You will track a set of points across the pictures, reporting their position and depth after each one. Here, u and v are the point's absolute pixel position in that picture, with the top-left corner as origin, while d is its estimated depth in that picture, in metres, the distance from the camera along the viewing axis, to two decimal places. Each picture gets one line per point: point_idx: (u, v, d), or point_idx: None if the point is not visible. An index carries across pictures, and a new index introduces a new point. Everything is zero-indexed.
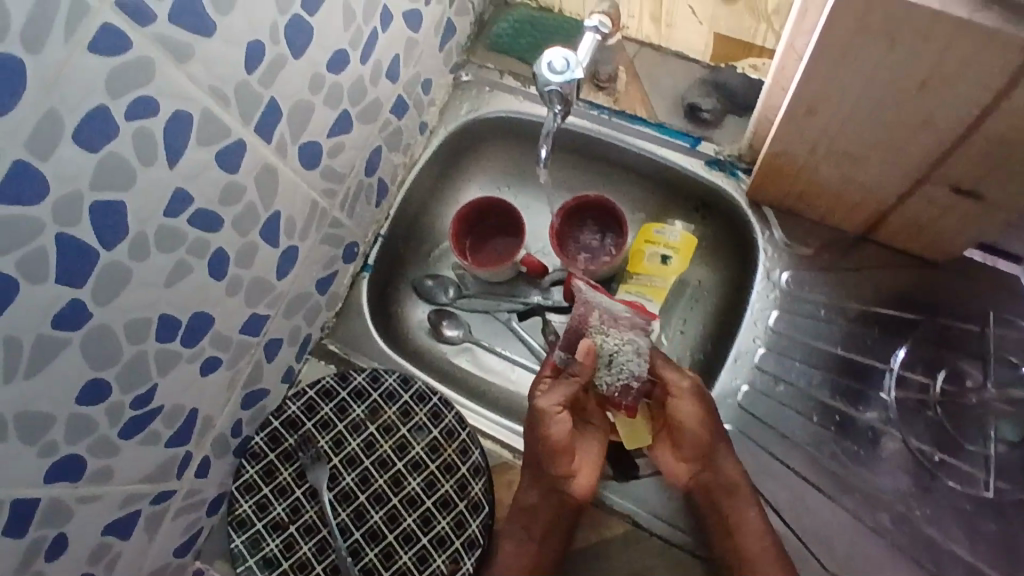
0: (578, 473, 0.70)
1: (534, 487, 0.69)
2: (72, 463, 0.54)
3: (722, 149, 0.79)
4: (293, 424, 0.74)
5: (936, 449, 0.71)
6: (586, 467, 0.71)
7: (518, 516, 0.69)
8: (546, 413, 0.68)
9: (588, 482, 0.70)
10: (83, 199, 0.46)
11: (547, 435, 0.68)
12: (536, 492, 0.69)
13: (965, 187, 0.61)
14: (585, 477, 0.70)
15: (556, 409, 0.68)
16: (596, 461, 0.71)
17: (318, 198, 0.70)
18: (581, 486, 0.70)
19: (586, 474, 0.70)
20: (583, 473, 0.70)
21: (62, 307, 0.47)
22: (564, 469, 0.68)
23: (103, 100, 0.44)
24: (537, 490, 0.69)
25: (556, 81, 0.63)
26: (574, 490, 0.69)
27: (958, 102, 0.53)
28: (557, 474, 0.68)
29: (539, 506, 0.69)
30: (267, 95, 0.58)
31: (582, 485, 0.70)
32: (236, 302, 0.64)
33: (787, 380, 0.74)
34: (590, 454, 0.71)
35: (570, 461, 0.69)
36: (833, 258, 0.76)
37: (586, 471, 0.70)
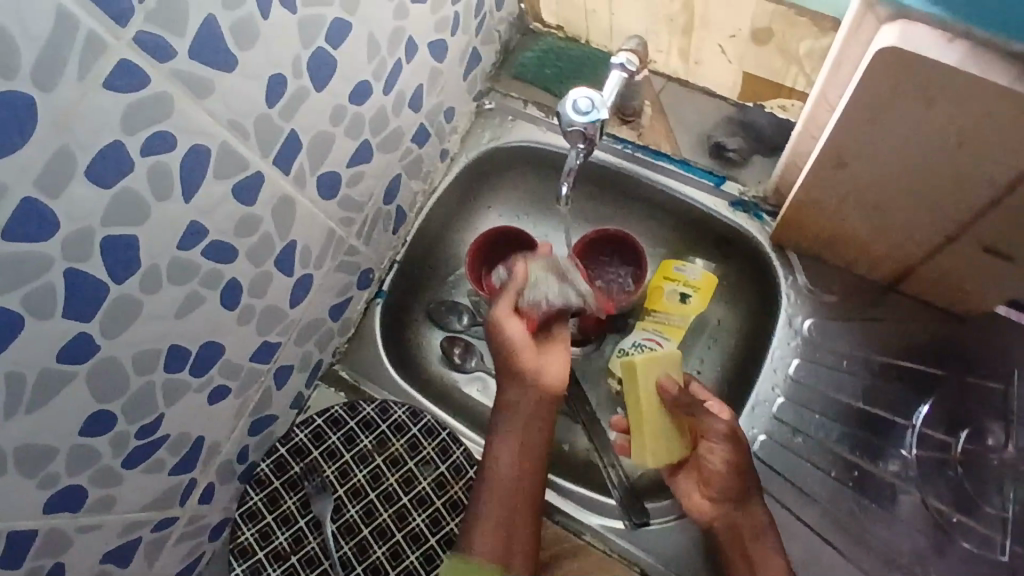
0: (546, 367, 0.73)
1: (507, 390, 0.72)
2: (73, 492, 0.54)
3: (747, 189, 0.77)
4: (300, 451, 0.74)
5: (954, 509, 0.68)
6: (555, 364, 0.73)
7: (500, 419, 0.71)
8: (504, 319, 0.73)
9: (557, 373, 0.73)
10: (95, 235, 0.45)
11: (507, 335, 0.72)
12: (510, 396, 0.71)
13: (997, 248, 0.59)
14: (553, 369, 0.73)
15: (511, 313, 0.73)
16: (563, 357, 0.74)
17: (336, 227, 0.69)
18: (552, 378, 0.72)
19: (555, 365, 0.73)
20: (551, 364, 0.73)
21: (68, 342, 0.47)
22: (529, 364, 0.72)
23: (118, 137, 0.44)
24: (511, 393, 0.72)
25: (580, 122, 0.62)
26: (543, 385, 0.72)
27: (994, 168, 0.51)
28: (524, 372, 0.71)
29: (520, 403, 0.71)
30: (288, 128, 0.57)
31: (551, 376, 0.72)
32: (248, 332, 0.63)
33: (805, 433, 0.72)
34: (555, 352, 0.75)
35: (534, 358, 0.72)
36: (858, 307, 0.74)
37: (553, 364, 0.73)
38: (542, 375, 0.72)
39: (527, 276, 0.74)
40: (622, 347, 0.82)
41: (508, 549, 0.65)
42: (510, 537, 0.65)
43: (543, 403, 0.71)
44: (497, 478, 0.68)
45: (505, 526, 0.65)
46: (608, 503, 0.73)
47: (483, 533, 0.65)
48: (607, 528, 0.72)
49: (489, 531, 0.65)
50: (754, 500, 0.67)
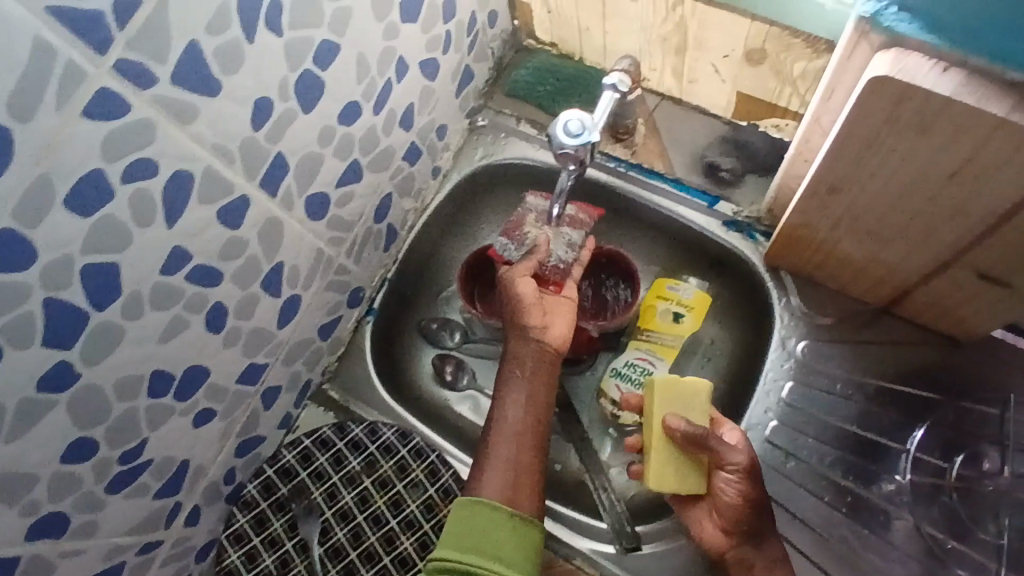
0: (553, 323, 0.69)
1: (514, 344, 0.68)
2: (54, 519, 0.53)
3: (741, 209, 0.77)
4: (288, 473, 0.73)
5: (949, 536, 0.67)
6: (562, 318, 0.69)
7: (507, 367, 0.67)
8: (514, 277, 0.69)
9: (564, 330, 0.69)
10: (75, 264, 0.45)
11: (515, 292, 0.69)
12: (517, 348, 0.68)
13: (993, 275, 0.58)
14: (560, 324, 0.68)
15: (519, 272, 0.70)
16: (570, 311, 0.70)
17: (324, 247, 0.69)
18: (558, 334, 0.68)
19: (563, 319, 0.69)
20: (559, 321, 0.69)
21: (48, 370, 0.46)
22: (536, 319, 0.68)
23: (98, 165, 0.43)
24: (517, 347, 0.68)
25: (571, 145, 0.61)
26: (550, 339, 0.68)
27: (991, 196, 0.51)
28: (531, 325, 0.68)
29: (524, 355, 0.67)
30: (275, 150, 0.57)
31: (557, 332, 0.68)
32: (234, 354, 0.63)
33: (798, 457, 0.71)
34: (562, 306, 0.70)
35: (540, 312, 0.68)
36: (852, 330, 0.73)
37: (560, 318, 0.69)
38: (548, 331, 0.68)
39: (548, 246, 0.71)
40: (615, 367, 0.80)
41: (515, 491, 0.61)
42: (517, 476, 0.62)
43: (550, 357, 0.68)
44: (505, 426, 0.64)
45: (512, 470, 0.62)
46: (599, 527, 0.73)
47: (489, 479, 0.61)
48: (598, 552, 0.71)
49: (496, 476, 0.61)
50: (769, 535, 0.64)
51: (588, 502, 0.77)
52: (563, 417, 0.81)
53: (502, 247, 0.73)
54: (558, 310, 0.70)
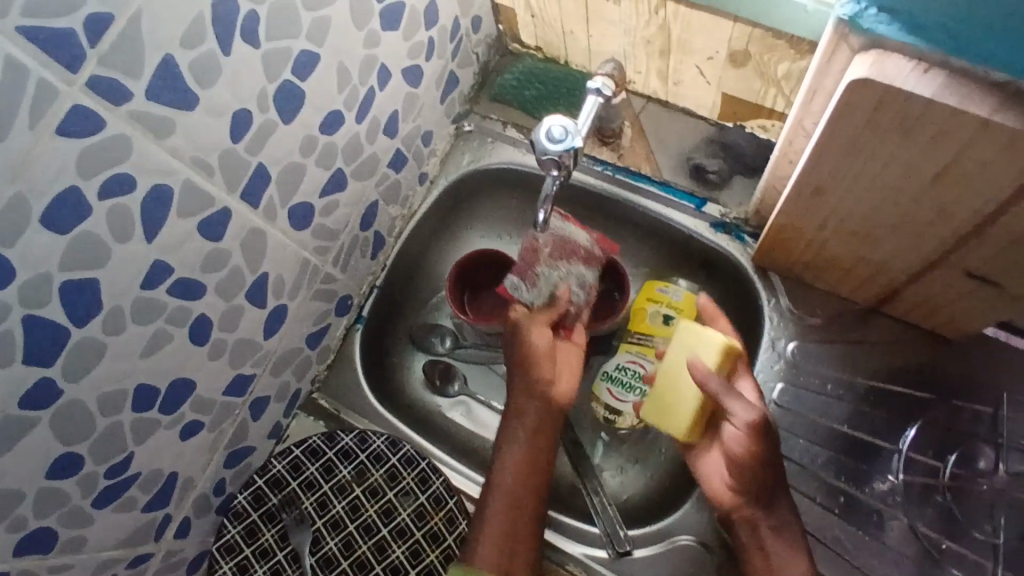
0: (560, 379, 0.72)
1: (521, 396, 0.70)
2: (40, 535, 0.53)
3: (728, 211, 0.77)
4: (278, 483, 0.73)
5: (944, 536, 0.67)
6: (569, 375, 0.73)
7: (512, 421, 0.70)
8: (528, 326, 0.72)
9: (570, 388, 0.72)
10: (53, 281, 0.45)
11: (530, 342, 0.71)
12: (523, 402, 0.70)
13: (981, 274, 0.58)
14: (568, 380, 0.72)
15: (534, 322, 0.73)
16: (576, 367, 0.74)
17: (310, 257, 0.69)
18: (564, 390, 0.72)
19: (569, 375, 0.73)
20: (565, 377, 0.73)
21: (30, 387, 0.46)
22: (546, 373, 0.71)
23: (74, 181, 0.43)
24: (524, 401, 0.70)
25: (554, 150, 0.61)
26: (556, 395, 0.71)
27: (976, 196, 0.50)
28: (540, 379, 0.70)
29: (528, 410, 0.70)
30: (256, 162, 0.57)
31: (564, 389, 0.72)
32: (221, 365, 0.63)
33: (790, 458, 0.71)
34: (570, 361, 0.74)
35: (551, 366, 0.71)
36: (841, 330, 0.73)
37: (567, 374, 0.73)
38: (557, 385, 0.71)
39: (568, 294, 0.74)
40: (606, 369, 0.80)
41: (513, 553, 0.63)
42: (514, 535, 0.63)
43: (554, 411, 0.71)
44: (506, 483, 0.66)
45: (510, 529, 0.63)
46: (592, 532, 0.72)
47: (487, 539, 0.63)
48: (590, 556, 0.71)
49: (493, 536, 0.63)
50: (781, 498, 0.64)
51: (581, 506, 0.77)
52: None
53: (514, 286, 0.73)
54: (566, 364, 0.73)
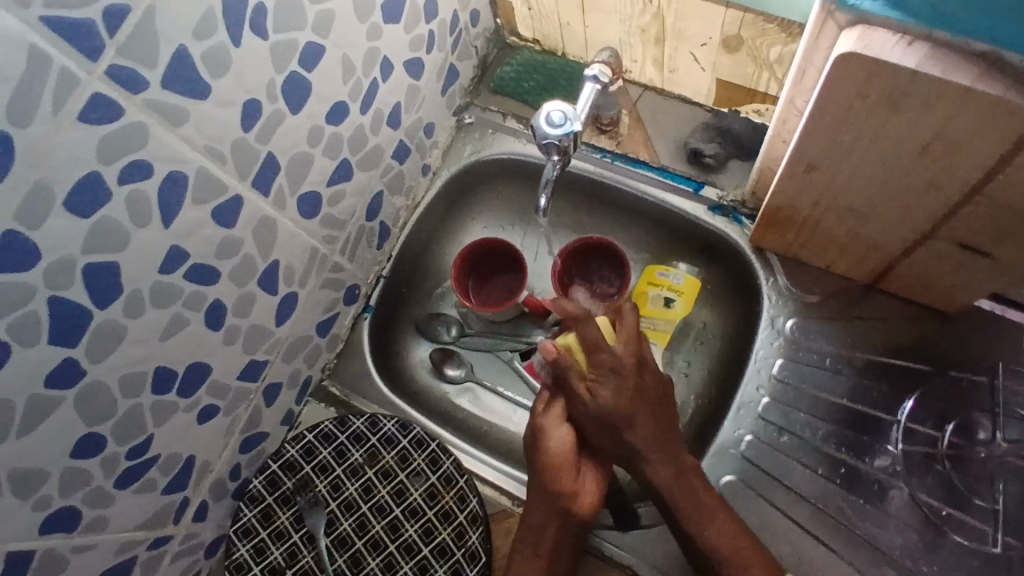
0: (582, 490, 0.69)
1: (538, 502, 0.67)
2: (64, 514, 0.54)
3: (725, 194, 0.78)
4: (292, 467, 0.75)
5: (945, 503, 0.68)
6: (590, 485, 0.70)
7: (524, 534, 0.67)
8: (551, 425, 0.69)
9: (591, 500, 0.69)
10: (76, 264, 0.47)
11: (552, 444, 0.68)
12: (540, 509, 0.67)
13: (972, 245, 0.60)
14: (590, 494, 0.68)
15: (557, 419, 0.69)
16: (597, 475, 0.71)
17: (319, 245, 0.71)
18: (586, 502, 0.68)
19: (590, 486, 0.70)
20: (586, 488, 0.69)
21: (54, 368, 0.48)
22: (569, 485, 0.67)
23: (95, 168, 0.45)
24: (541, 508, 0.67)
25: (554, 135, 0.63)
26: (578, 509, 0.67)
27: (963, 165, 0.52)
28: (563, 491, 0.67)
29: (545, 522, 0.66)
30: (265, 151, 0.59)
31: (586, 500, 0.68)
32: (234, 351, 0.65)
33: (792, 431, 0.73)
34: (592, 466, 0.71)
35: (574, 476, 0.68)
36: (839, 307, 0.74)
37: (589, 484, 0.70)
38: (578, 496, 0.68)
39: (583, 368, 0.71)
40: None
41: None
42: None
43: (572, 527, 0.67)
44: None
45: None
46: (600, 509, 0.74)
47: None
48: (599, 531, 0.72)
49: None
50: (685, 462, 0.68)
51: None
52: None
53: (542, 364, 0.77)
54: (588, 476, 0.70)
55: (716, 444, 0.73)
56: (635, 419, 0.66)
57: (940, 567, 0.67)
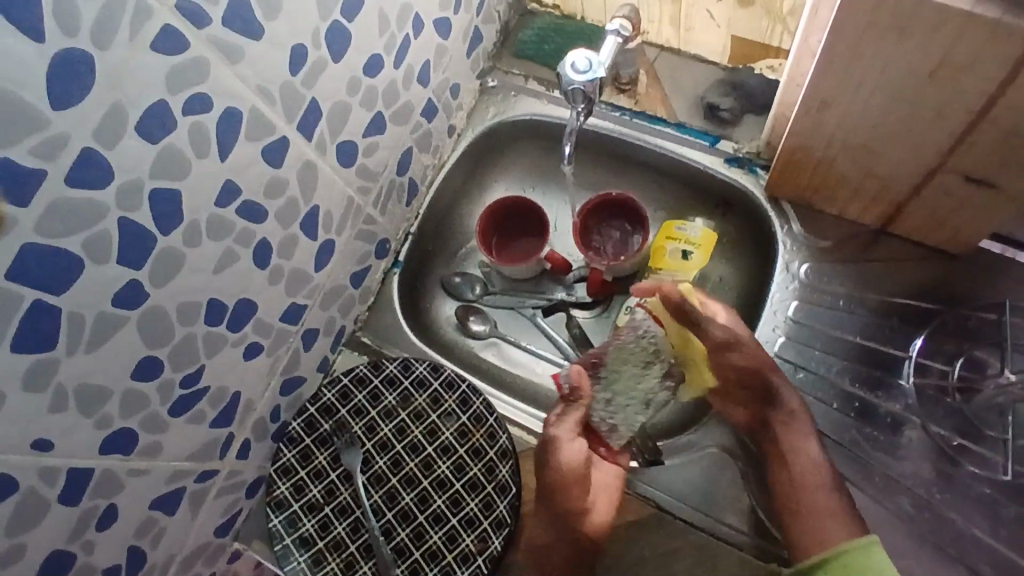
0: (595, 506, 0.71)
1: (551, 522, 0.72)
2: (124, 436, 0.57)
3: (741, 146, 0.82)
4: (328, 410, 0.78)
5: (956, 434, 0.71)
6: (602, 499, 0.72)
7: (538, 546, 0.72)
8: (562, 442, 0.72)
9: (603, 516, 0.71)
10: (143, 187, 0.50)
11: (560, 463, 0.72)
12: (550, 528, 0.72)
13: (977, 175, 0.63)
14: (603, 509, 0.71)
15: (568, 434, 0.73)
16: (613, 487, 0.73)
17: (354, 195, 0.74)
18: (600, 519, 0.71)
19: (604, 500, 0.72)
20: (600, 504, 0.72)
21: (120, 288, 0.51)
22: (578, 504, 0.70)
23: (163, 96, 0.49)
24: (550, 528, 0.72)
25: (579, 81, 0.69)
26: (586, 526, 0.70)
27: (965, 93, 0.55)
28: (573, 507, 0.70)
29: (554, 543, 0.71)
30: (310, 96, 0.62)
31: (598, 518, 0.71)
32: (277, 291, 0.68)
33: (807, 368, 0.76)
34: (608, 479, 0.73)
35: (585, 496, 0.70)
36: (853, 250, 0.78)
37: (603, 502, 0.72)
38: (589, 515, 0.71)
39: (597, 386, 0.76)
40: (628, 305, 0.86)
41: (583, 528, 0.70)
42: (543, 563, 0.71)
43: (584, 541, 0.70)
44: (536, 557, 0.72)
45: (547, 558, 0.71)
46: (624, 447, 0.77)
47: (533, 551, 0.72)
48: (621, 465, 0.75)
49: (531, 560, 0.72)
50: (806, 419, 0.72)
51: None
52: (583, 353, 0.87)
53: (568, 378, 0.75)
54: (602, 491, 0.72)
55: None
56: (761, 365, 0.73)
57: (953, 495, 0.70)
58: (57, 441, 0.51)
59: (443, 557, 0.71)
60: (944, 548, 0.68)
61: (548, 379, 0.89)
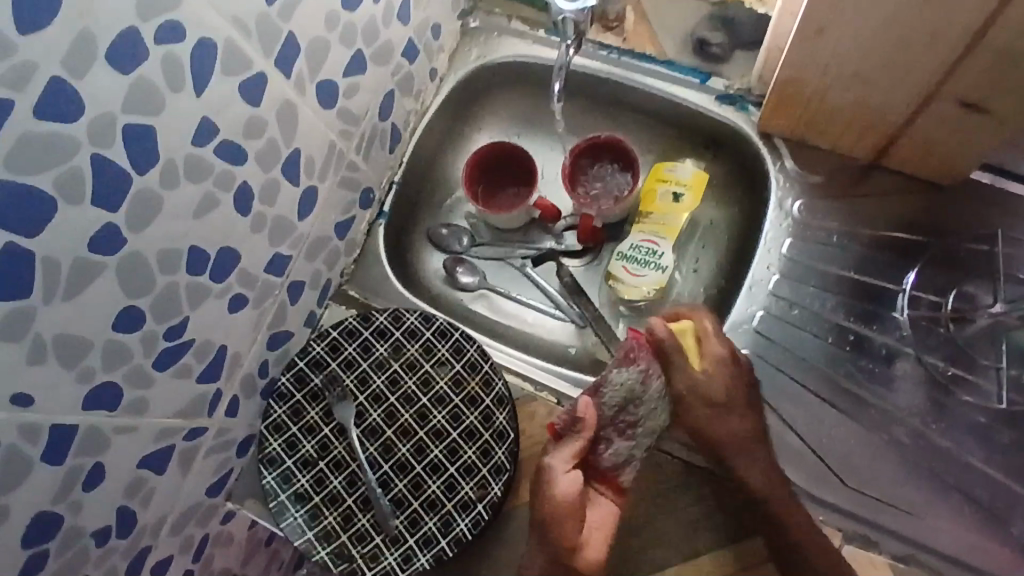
0: (588, 543, 0.62)
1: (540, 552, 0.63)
2: (108, 391, 0.54)
3: (732, 83, 0.81)
4: (319, 364, 0.76)
5: (949, 364, 0.72)
6: (596, 538, 0.63)
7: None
8: (558, 472, 0.62)
9: (598, 552, 0.63)
10: (115, 123, 0.47)
11: (556, 495, 0.61)
12: (541, 557, 0.62)
13: (974, 102, 0.62)
14: (595, 548, 0.62)
15: (566, 465, 0.63)
16: (608, 529, 0.64)
17: (336, 139, 0.71)
18: (591, 558, 0.62)
19: (597, 541, 0.63)
20: (594, 542, 0.63)
21: (96, 232, 0.48)
22: (571, 540, 0.61)
23: (132, 24, 0.46)
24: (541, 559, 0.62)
25: (569, 10, 0.70)
26: (579, 561, 0.62)
27: (964, 14, 0.54)
28: (563, 541, 0.61)
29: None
30: (287, 28, 0.58)
31: (592, 554, 0.62)
32: (262, 240, 0.65)
33: (801, 305, 0.76)
34: (603, 520, 0.64)
35: (578, 535, 0.61)
36: (846, 185, 0.77)
37: (598, 536, 0.63)
38: (581, 549, 0.62)
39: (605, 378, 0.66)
40: (622, 250, 0.84)
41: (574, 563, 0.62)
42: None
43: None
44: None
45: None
46: None
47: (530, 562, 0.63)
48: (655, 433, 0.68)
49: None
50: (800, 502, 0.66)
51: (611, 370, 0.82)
52: (576, 300, 0.86)
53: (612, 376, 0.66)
54: (594, 530, 0.63)
55: (730, 321, 0.76)
56: (732, 412, 0.68)
57: (946, 424, 0.71)
58: (38, 396, 0.48)
59: (443, 506, 0.70)
60: (941, 476, 0.69)
61: (541, 329, 0.87)
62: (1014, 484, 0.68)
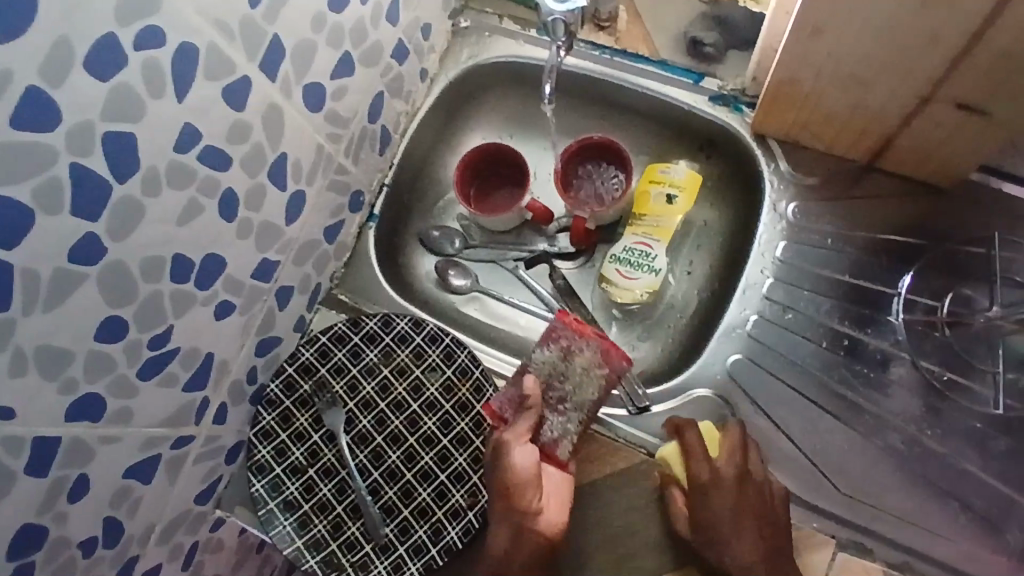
0: (546, 507, 0.66)
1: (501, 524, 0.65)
2: (92, 401, 0.53)
3: (726, 84, 0.80)
4: (308, 370, 0.75)
5: (945, 369, 0.72)
6: (555, 502, 0.67)
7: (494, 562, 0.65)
8: (512, 444, 0.66)
9: (558, 516, 0.66)
10: (95, 131, 0.46)
11: (514, 466, 0.65)
12: (505, 532, 0.65)
13: (971, 104, 0.61)
14: (554, 511, 0.66)
15: (521, 437, 0.67)
16: (564, 493, 0.67)
17: (324, 142, 0.70)
18: (551, 520, 0.65)
19: (555, 506, 0.66)
20: (552, 505, 0.66)
21: (76, 242, 0.47)
22: (534, 502, 0.65)
23: (111, 28, 0.45)
24: (506, 528, 0.65)
25: (559, 10, 0.69)
26: (542, 525, 0.65)
27: (961, 16, 0.53)
28: (524, 507, 0.64)
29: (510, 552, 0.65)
30: (272, 31, 0.57)
31: (553, 518, 0.66)
32: (248, 246, 0.64)
33: (796, 309, 0.75)
34: (558, 485, 0.68)
35: (537, 499, 0.65)
36: (841, 188, 0.76)
37: (554, 500, 0.67)
38: (542, 514, 0.65)
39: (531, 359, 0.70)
40: (615, 253, 0.83)
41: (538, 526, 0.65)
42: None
43: (541, 544, 0.65)
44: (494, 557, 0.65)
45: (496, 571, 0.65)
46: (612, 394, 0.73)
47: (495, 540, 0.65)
48: (607, 414, 0.73)
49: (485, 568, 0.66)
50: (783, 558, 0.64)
51: None
52: (569, 303, 0.85)
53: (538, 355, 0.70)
54: (551, 494, 0.67)
55: (724, 325, 0.75)
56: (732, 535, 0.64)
57: (942, 430, 0.70)
58: (19, 409, 0.47)
59: (433, 513, 0.70)
60: (937, 482, 0.68)
61: (534, 332, 0.87)
62: (1009, 490, 0.68)
